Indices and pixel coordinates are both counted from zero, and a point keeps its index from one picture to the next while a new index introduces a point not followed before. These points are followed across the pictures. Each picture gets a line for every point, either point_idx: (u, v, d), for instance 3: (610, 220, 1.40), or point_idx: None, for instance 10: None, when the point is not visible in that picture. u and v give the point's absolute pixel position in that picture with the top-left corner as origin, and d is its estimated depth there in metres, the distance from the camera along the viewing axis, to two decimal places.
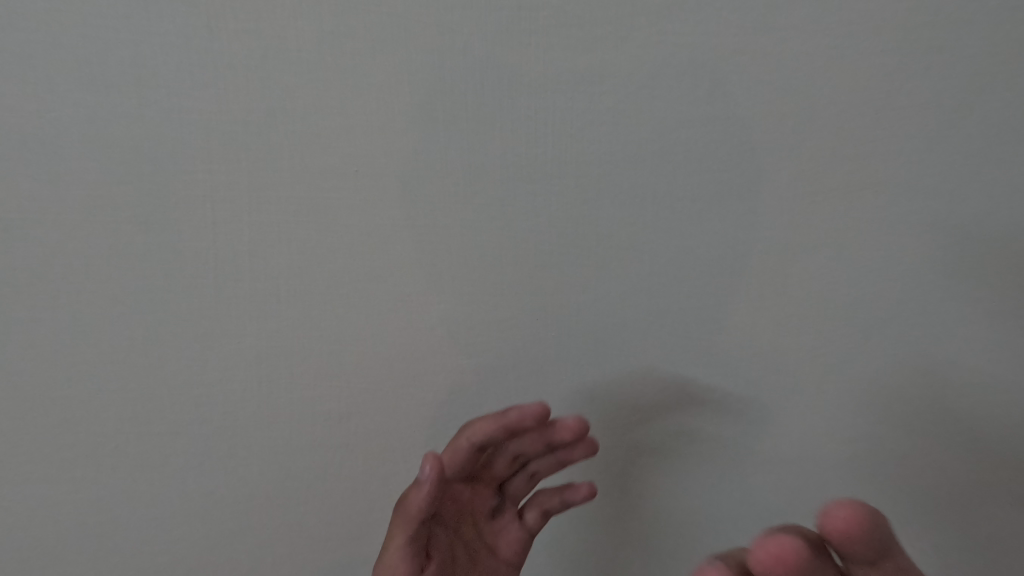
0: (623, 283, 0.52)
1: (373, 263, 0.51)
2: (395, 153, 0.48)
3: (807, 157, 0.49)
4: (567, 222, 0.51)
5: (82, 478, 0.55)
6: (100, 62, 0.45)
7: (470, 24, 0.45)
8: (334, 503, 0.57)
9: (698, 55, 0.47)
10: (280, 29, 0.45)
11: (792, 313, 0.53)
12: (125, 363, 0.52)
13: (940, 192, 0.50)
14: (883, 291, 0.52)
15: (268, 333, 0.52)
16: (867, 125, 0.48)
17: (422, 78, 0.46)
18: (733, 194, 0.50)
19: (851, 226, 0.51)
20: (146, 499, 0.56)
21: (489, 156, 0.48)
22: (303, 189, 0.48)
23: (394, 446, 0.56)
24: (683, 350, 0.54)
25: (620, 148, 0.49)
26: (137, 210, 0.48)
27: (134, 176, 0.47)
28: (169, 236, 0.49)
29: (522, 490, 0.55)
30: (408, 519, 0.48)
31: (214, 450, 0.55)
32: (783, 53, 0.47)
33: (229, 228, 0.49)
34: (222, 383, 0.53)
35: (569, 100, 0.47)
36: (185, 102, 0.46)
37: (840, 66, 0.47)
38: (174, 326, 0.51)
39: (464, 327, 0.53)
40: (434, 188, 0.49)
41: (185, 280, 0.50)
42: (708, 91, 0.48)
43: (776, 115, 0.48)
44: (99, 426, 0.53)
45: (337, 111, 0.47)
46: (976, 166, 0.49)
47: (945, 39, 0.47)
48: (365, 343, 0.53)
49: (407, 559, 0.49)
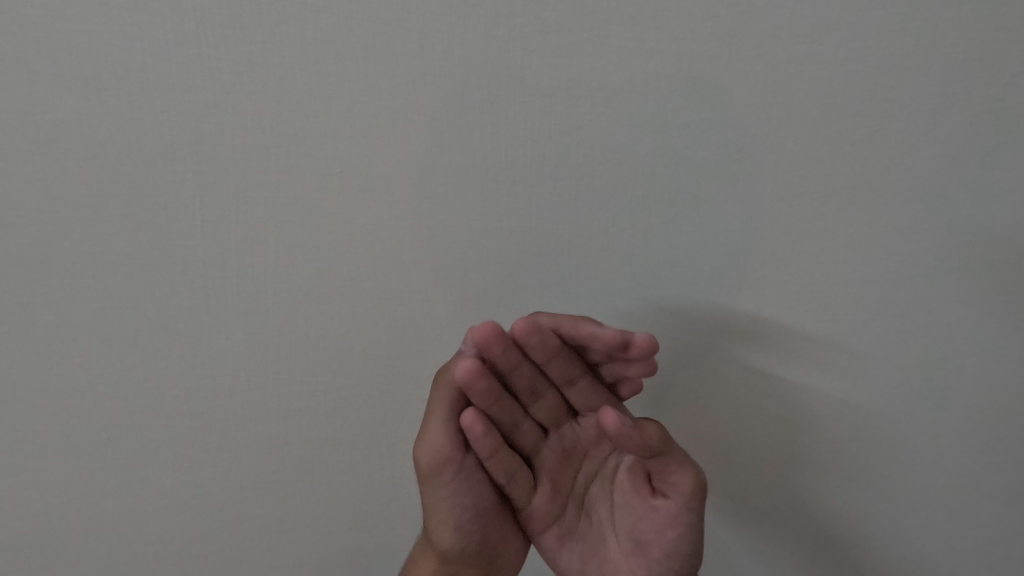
0: (594, 283, 0.54)
1: (328, 264, 0.52)
2: (347, 155, 0.49)
3: (782, 160, 0.50)
4: (548, 222, 0.52)
5: (53, 474, 0.56)
6: (54, 69, 0.46)
7: (450, 31, 0.47)
8: (323, 493, 0.59)
9: (673, 62, 0.48)
10: (253, 33, 0.46)
11: (763, 319, 0.55)
12: (116, 359, 0.53)
13: (913, 196, 0.51)
14: (855, 290, 0.54)
15: (256, 330, 0.53)
16: (807, 129, 0.50)
17: (382, 79, 0.48)
18: (711, 196, 0.51)
19: (822, 232, 0.52)
20: (137, 491, 0.57)
21: (440, 158, 0.50)
22: (257, 189, 0.49)
23: (381, 442, 0.57)
24: (659, 346, 0.56)
25: (567, 149, 0.50)
26: (100, 212, 0.49)
27: (97, 180, 0.49)
28: (131, 237, 0.50)
29: (588, 396, 0.52)
30: (451, 384, 0.50)
31: (204, 444, 0.56)
32: (758, 59, 0.48)
33: (188, 229, 0.50)
34: (202, 378, 0.54)
35: (515, 100, 0.49)
36: (176, 103, 0.47)
37: (815, 73, 0.48)
38: (137, 323, 0.52)
39: (420, 326, 0.54)
40: (385, 190, 0.50)
41: (175, 278, 0.51)
42: (685, 94, 0.49)
43: (753, 119, 0.49)
44: (92, 420, 0.55)
45: (288, 113, 0.48)
46: (947, 171, 0.50)
47: (920, 47, 0.48)
48: (322, 340, 0.54)
49: (452, 434, 0.51)
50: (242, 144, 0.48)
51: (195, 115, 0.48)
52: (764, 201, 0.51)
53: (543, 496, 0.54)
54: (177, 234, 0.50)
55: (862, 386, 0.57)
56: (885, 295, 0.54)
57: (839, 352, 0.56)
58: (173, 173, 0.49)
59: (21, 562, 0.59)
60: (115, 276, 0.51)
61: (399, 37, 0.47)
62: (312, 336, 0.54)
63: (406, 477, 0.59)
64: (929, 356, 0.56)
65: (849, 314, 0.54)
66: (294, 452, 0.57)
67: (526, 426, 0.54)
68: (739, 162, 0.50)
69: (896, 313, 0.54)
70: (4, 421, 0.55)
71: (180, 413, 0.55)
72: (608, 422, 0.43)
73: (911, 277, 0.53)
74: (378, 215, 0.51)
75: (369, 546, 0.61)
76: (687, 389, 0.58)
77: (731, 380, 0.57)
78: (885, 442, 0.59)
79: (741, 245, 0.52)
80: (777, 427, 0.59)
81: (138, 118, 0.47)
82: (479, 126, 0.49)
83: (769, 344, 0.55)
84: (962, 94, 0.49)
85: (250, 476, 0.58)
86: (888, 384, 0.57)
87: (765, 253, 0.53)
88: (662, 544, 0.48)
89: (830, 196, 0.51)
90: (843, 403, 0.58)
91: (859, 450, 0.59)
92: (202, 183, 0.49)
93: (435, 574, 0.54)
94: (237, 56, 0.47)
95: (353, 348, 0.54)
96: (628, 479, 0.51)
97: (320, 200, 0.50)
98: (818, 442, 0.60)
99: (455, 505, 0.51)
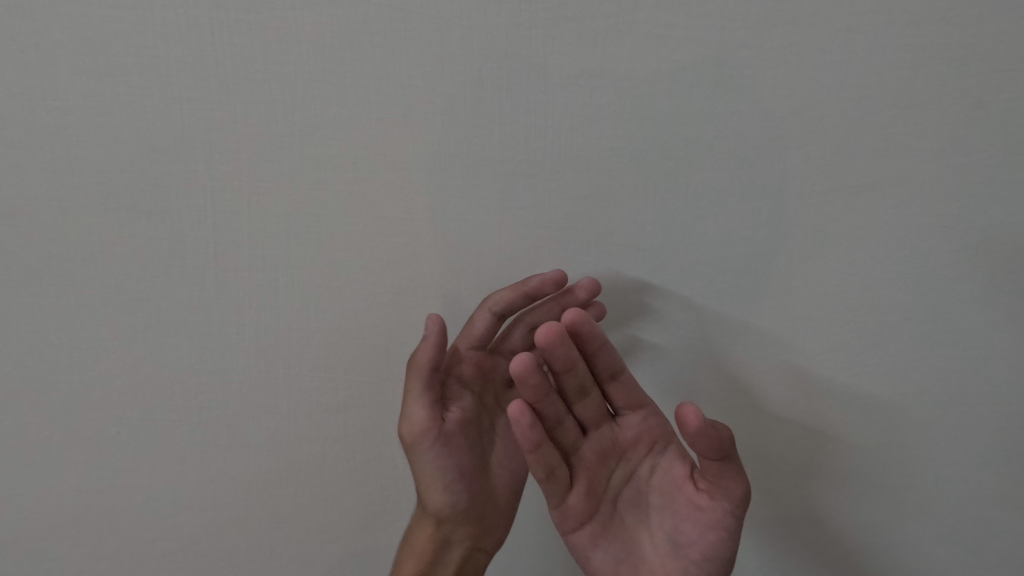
0: (615, 282, 0.52)
1: (340, 259, 0.51)
2: (361, 145, 0.48)
3: (811, 155, 0.48)
4: (566, 218, 0.50)
5: (61, 468, 0.56)
6: (63, 55, 0.45)
7: (468, 16, 0.45)
8: (332, 492, 0.58)
9: (702, 50, 0.46)
10: (264, 17, 0.45)
11: (789, 320, 0.52)
12: (125, 352, 0.52)
13: (952, 196, 0.49)
14: (887, 292, 0.51)
15: (267, 325, 0.52)
16: (839, 123, 0.47)
17: (398, 67, 0.46)
18: (738, 192, 0.49)
19: (851, 231, 0.50)
20: (147, 486, 0.56)
21: (456, 151, 0.48)
22: (268, 181, 0.48)
23: (393, 442, 0.56)
24: (680, 348, 0.54)
25: (588, 142, 0.48)
26: (109, 202, 0.48)
27: (105, 169, 0.48)
28: (140, 227, 0.49)
29: (631, 394, 0.52)
30: (423, 368, 0.50)
31: (213, 441, 0.55)
32: (787, 48, 0.46)
33: (197, 221, 0.49)
34: (211, 373, 0.53)
35: (534, 90, 0.47)
36: (186, 90, 0.46)
37: (849, 64, 0.46)
38: (145, 315, 0.51)
39: (436, 325, 0.53)
40: (400, 182, 0.49)
41: (186, 270, 0.50)
42: (711, 85, 0.47)
43: (782, 111, 0.47)
44: (101, 412, 0.54)
45: (302, 102, 0.47)
46: (988, 168, 0.48)
47: (961, 35, 0.45)
48: (332, 338, 0.53)
49: (429, 406, 0.51)
50: (254, 134, 0.47)
51: (206, 104, 0.46)
52: (792, 197, 0.49)
53: (580, 491, 0.52)
54: (186, 226, 0.49)
55: (890, 392, 0.55)
56: (919, 298, 0.52)
57: (868, 358, 0.53)
58: (184, 162, 0.48)
59: (30, 556, 0.59)
60: (124, 267, 0.50)
61: (416, 22, 0.45)
62: (322, 332, 0.53)
63: (419, 480, 0.58)
64: (962, 364, 0.53)
65: (879, 315, 0.52)
66: (303, 450, 0.56)
67: (569, 423, 0.53)
68: (766, 157, 0.48)
69: (927, 316, 0.52)
70: (13, 413, 0.54)
71: (187, 407, 0.54)
72: (687, 416, 0.41)
73: (945, 281, 0.51)
74: (393, 210, 0.50)
75: (380, 548, 0.60)
76: (713, 397, 0.56)
77: (755, 386, 0.55)
78: (911, 452, 0.57)
79: (768, 244, 0.50)
80: (800, 439, 0.57)
81: (148, 106, 0.46)
82: (496, 117, 0.47)
83: (795, 347, 0.53)
84: (1008, 88, 0.46)
85: (259, 474, 0.57)
86: (919, 389, 0.54)
87: (792, 253, 0.51)
88: (705, 547, 0.45)
89: (861, 194, 0.49)
90: (869, 411, 0.55)
91: (880, 460, 0.57)
92: (212, 173, 0.48)
93: (430, 541, 0.55)
94: (249, 42, 0.45)
95: (365, 346, 0.53)
96: (670, 480, 0.49)
97: (331, 193, 0.49)
98: (839, 451, 0.57)
99: (440, 472, 0.52)
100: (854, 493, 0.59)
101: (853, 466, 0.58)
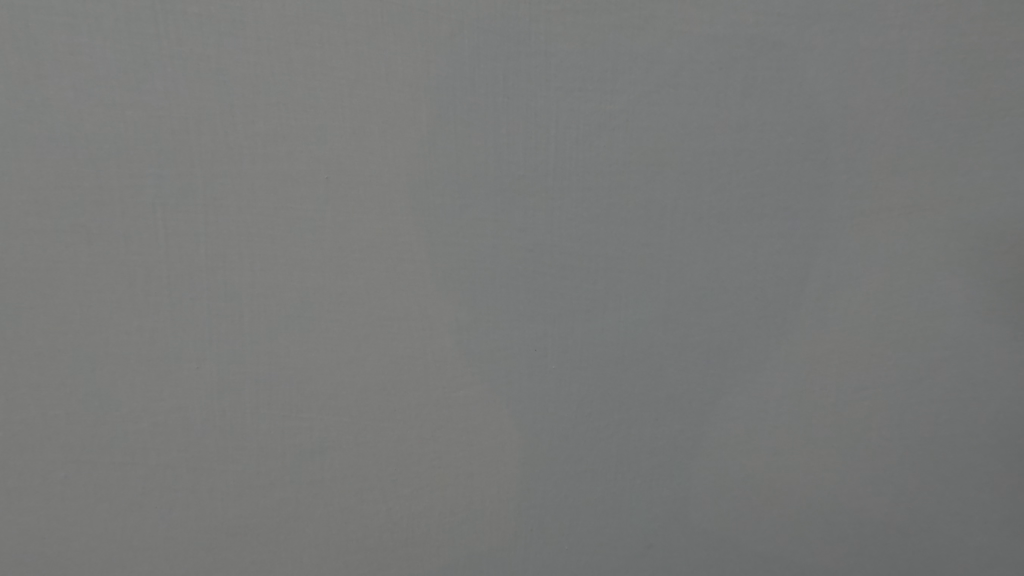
0: (632, 306, 0.47)
1: (313, 280, 0.44)
2: (337, 149, 0.42)
3: (839, 166, 0.46)
4: (576, 234, 0.45)
5: None
6: None
7: (458, 11, 0.41)
8: (301, 563, 0.49)
9: (717, 52, 0.43)
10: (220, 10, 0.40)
11: (816, 341, 0.49)
12: (49, 398, 0.44)
13: (976, 208, 0.47)
14: (915, 313, 0.49)
15: (227, 356, 0.45)
16: (867, 131, 0.45)
17: (378, 66, 0.41)
18: (758, 211, 0.46)
19: (879, 245, 0.47)
20: (73, 567, 0.47)
21: (452, 159, 0.43)
22: (229, 193, 0.42)
23: (374, 486, 0.49)
24: (700, 378, 0.49)
25: (603, 154, 0.44)
26: (30, 224, 0.41)
27: (27, 185, 0.41)
28: (70, 252, 0.42)
29: None
30: None
31: (161, 497, 0.47)
32: (805, 56, 0.44)
33: (143, 246, 0.42)
34: (156, 417, 0.45)
35: (541, 95, 0.43)
36: (126, 95, 0.40)
37: (873, 73, 0.44)
38: (76, 353, 0.44)
39: (426, 352, 0.46)
40: (385, 193, 0.43)
41: (129, 299, 0.43)
42: (726, 95, 0.44)
43: (800, 125, 0.45)
44: (15, 478, 0.45)
45: (267, 102, 0.41)
46: (1008, 175, 0.47)
47: (976, 45, 0.44)
48: (302, 367, 0.46)
49: None
50: (211, 142, 0.41)
51: (150, 109, 0.41)
52: (823, 214, 0.46)
53: None
54: (133, 249, 0.42)
55: (925, 415, 0.51)
56: (944, 316, 0.49)
57: (900, 379, 0.50)
58: (128, 177, 0.41)
59: None
60: (45, 300, 0.43)
61: (396, 18, 0.41)
62: (292, 363, 0.46)
63: (405, 530, 0.50)
64: (995, 381, 0.50)
65: (906, 338, 0.49)
66: (266, 499, 0.48)
67: None
68: (796, 170, 0.46)
69: (958, 329, 0.49)
70: None
71: (127, 459, 0.46)
72: None
73: (972, 297, 0.49)
74: (378, 223, 0.44)
75: None
76: (743, 427, 0.50)
77: (784, 414, 0.50)
78: (952, 482, 0.52)
79: (800, 262, 0.47)
80: (838, 474, 0.51)
81: (87, 113, 0.40)
82: (492, 128, 0.43)
83: (824, 372, 0.50)
84: (1020, 99, 0.45)
85: (216, 543, 0.48)
86: (950, 419, 0.51)
87: (815, 276, 0.47)
88: None
89: (889, 207, 0.47)
90: (901, 445, 0.51)
91: (916, 501, 0.52)
92: (159, 189, 0.42)
93: None
94: (205, 40, 0.40)
95: (341, 378, 0.46)
96: None
97: (302, 204, 0.43)
98: (872, 495, 0.52)
99: None
100: (893, 541, 0.53)
101: (889, 511, 0.52)
